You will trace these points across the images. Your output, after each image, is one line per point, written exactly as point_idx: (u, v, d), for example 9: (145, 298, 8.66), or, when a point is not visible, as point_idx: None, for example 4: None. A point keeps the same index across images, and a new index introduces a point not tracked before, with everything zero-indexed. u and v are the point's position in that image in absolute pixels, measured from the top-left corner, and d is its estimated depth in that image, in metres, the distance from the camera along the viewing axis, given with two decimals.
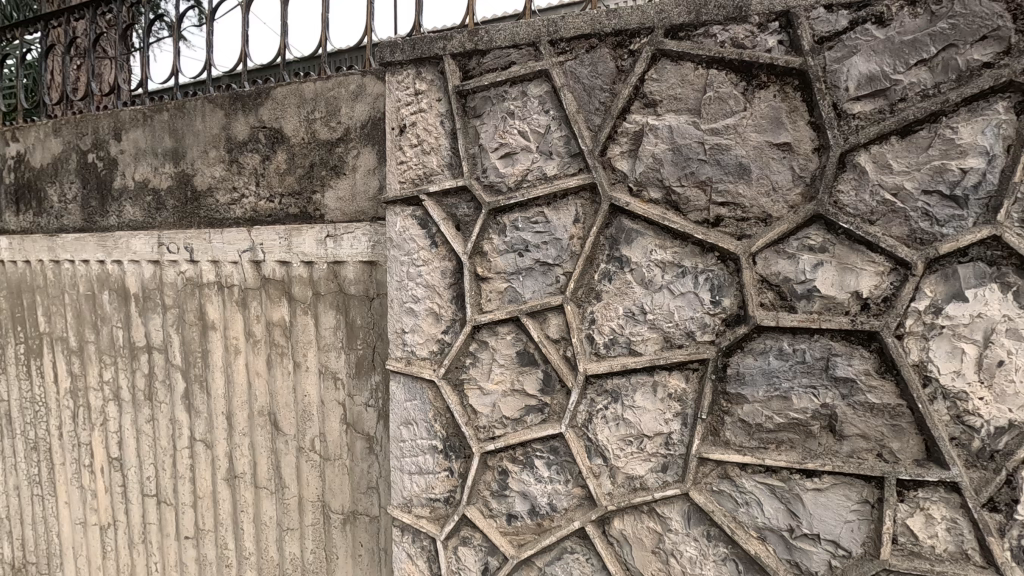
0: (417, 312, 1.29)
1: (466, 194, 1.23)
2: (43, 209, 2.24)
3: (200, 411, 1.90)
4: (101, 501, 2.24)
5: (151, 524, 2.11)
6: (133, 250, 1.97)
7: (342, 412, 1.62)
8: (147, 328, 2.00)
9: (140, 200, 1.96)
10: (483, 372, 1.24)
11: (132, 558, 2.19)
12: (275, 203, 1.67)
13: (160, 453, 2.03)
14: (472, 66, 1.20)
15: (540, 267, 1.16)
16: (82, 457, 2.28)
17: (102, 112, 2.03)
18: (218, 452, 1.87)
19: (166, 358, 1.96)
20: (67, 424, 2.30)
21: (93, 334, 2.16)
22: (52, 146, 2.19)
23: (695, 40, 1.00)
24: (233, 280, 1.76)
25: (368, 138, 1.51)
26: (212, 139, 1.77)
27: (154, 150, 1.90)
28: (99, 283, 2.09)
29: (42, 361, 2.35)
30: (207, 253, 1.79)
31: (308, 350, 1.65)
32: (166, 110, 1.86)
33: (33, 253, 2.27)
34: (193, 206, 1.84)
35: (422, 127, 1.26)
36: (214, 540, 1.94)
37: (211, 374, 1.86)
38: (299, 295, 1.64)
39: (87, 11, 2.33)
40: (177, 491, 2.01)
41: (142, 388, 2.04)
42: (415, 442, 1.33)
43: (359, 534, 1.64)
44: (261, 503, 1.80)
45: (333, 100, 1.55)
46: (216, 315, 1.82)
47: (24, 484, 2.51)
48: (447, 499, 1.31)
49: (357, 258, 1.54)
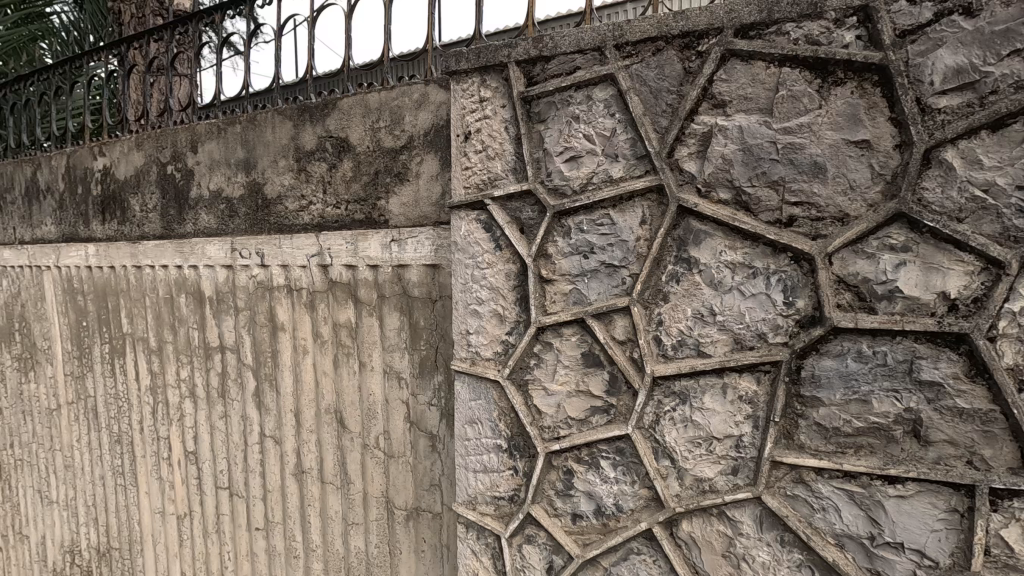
0: (482, 313, 1.33)
1: (530, 198, 1.25)
2: (126, 218, 2.40)
3: (270, 408, 2.00)
4: (178, 492, 2.39)
5: (224, 515, 2.22)
6: (208, 255, 2.09)
7: (406, 411, 1.67)
8: (220, 329, 2.11)
9: (214, 208, 2.07)
10: (548, 372, 1.26)
11: (207, 547, 2.32)
12: (341, 209, 1.74)
13: (233, 448, 2.14)
14: (536, 73, 1.22)
15: (605, 269, 1.17)
16: (161, 450, 2.43)
17: (180, 126, 2.17)
18: (287, 448, 1.97)
19: (238, 357, 2.07)
20: (147, 419, 2.46)
21: (171, 335, 2.30)
22: (135, 159, 2.35)
23: (766, 39, 0.99)
24: (302, 283, 1.84)
25: (431, 144, 1.56)
26: (282, 149, 1.86)
27: (227, 161, 2.02)
28: (177, 287, 2.23)
29: (125, 360, 2.52)
30: (278, 258, 1.88)
31: (373, 351, 1.71)
32: (239, 123, 1.96)
33: (118, 259, 2.44)
34: (264, 213, 1.93)
35: (487, 133, 1.29)
36: (283, 532, 2.03)
37: (280, 373, 1.94)
38: (365, 298, 1.71)
39: (167, 33, 2.50)
40: (248, 484, 2.12)
41: (216, 386, 2.16)
42: (480, 440, 1.36)
43: (423, 531, 1.68)
44: (328, 497, 1.88)
45: (396, 109, 1.61)
46: (286, 317, 1.91)
47: (109, 475, 2.70)
48: (511, 498, 1.33)
49: (420, 261, 1.59)
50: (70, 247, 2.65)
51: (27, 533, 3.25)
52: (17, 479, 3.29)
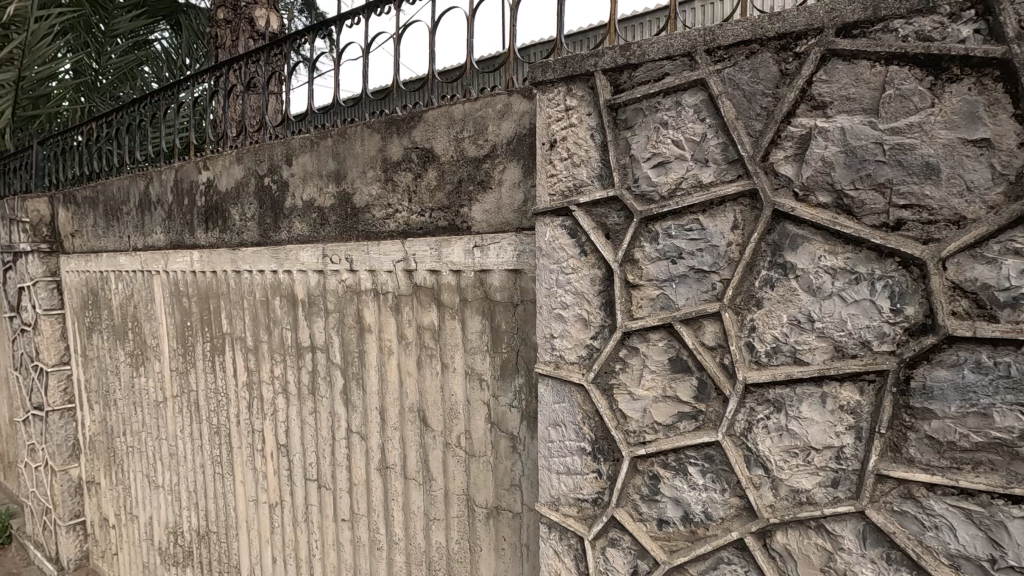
0: (566, 318, 1.35)
1: (616, 203, 1.27)
2: (227, 226, 2.61)
3: (356, 405, 2.11)
4: (270, 482, 2.55)
5: (313, 506, 2.36)
6: (301, 261, 2.23)
7: (487, 411, 1.72)
8: (311, 330, 2.25)
9: (307, 216, 2.21)
10: (633, 377, 1.26)
11: (296, 535, 2.46)
12: (426, 217, 1.82)
13: (321, 442, 2.28)
14: (623, 80, 1.24)
15: (695, 274, 1.16)
16: (256, 443, 2.61)
17: (276, 141, 2.33)
18: (372, 443, 2.07)
19: (328, 356, 2.20)
20: (243, 413, 2.66)
21: (266, 335, 2.47)
22: (235, 172, 2.55)
23: (871, 37, 0.96)
24: (388, 287, 1.94)
25: (514, 153, 1.60)
26: (371, 160, 1.97)
27: (319, 172, 2.15)
28: (272, 290, 2.40)
29: (224, 357, 2.74)
30: (366, 264, 1.99)
31: (455, 352, 1.78)
32: (330, 137, 2.09)
33: (219, 264, 2.65)
34: (353, 221, 2.04)
35: (573, 141, 1.32)
36: (367, 524, 2.14)
37: (367, 372, 2.05)
38: (448, 302, 1.77)
39: (265, 55, 2.71)
40: (335, 477, 2.24)
41: (307, 383, 2.30)
42: (563, 443, 1.38)
43: (503, 529, 1.72)
44: (411, 493, 1.96)
45: (480, 119, 1.67)
46: (373, 319, 2.01)
47: (208, 464, 2.93)
48: (595, 500, 1.35)
49: (502, 266, 1.63)
50: (177, 253, 2.90)
51: (137, 513, 3.58)
52: (129, 464, 3.64)
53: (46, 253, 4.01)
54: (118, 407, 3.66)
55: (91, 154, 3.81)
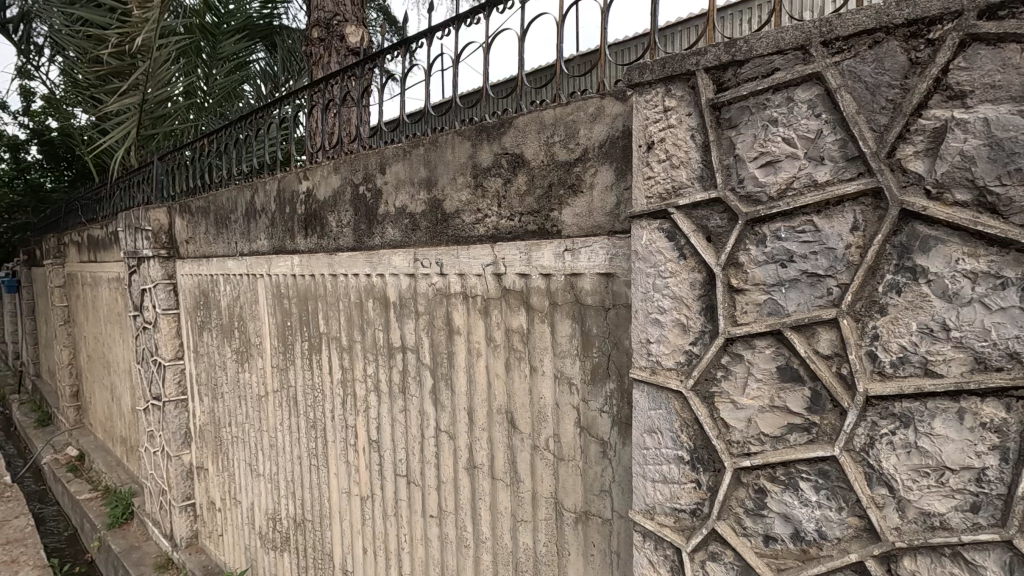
0: (663, 323, 1.32)
1: (719, 206, 1.23)
2: (325, 232, 2.77)
3: (445, 405, 2.17)
4: (363, 475, 2.68)
5: (402, 501, 2.45)
6: (394, 265, 2.33)
7: (576, 416, 1.72)
8: (402, 331, 2.35)
9: (399, 222, 2.31)
10: (737, 385, 1.21)
11: (386, 528, 2.56)
12: (515, 221, 1.84)
13: (411, 439, 2.36)
14: (727, 78, 1.20)
15: (807, 278, 1.10)
16: (349, 437, 2.75)
17: (371, 151, 2.45)
18: (460, 443, 2.11)
19: (418, 357, 2.28)
20: (337, 408, 2.81)
21: (360, 335, 2.60)
22: (332, 181, 2.70)
23: (1021, 18, 0.88)
24: (478, 291, 1.98)
25: (606, 156, 1.59)
26: (461, 166, 2.02)
27: (411, 179, 2.23)
28: (366, 293, 2.52)
29: (320, 356, 2.90)
30: (456, 267, 2.04)
31: (545, 356, 1.78)
32: (423, 145, 2.17)
33: (317, 268, 2.82)
34: (443, 226, 2.11)
35: (672, 142, 1.28)
36: (454, 521, 2.19)
37: (456, 373, 2.10)
38: (537, 305, 1.79)
39: (361, 69, 2.87)
40: (424, 474, 2.31)
41: (398, 382, 2.40)
42: (659, 450, 1.35)
43: (592, 535, 1.71)
44: (498, 493, 1.98)
45: (571, 123, 1.67)
46: (462, 322, 2.06)
47: (305, 455, 3.11)
48: (693, 512, 1.30)
49: (594, 270, 1.63)
50: (280, 258, 3.12)
51: (240, 499, 3.88)
52: (233, 452, 3.94)
53: (165, 259, 4.44)
54: (224, 399, 3.98)
55: (203, 167, 4.17)
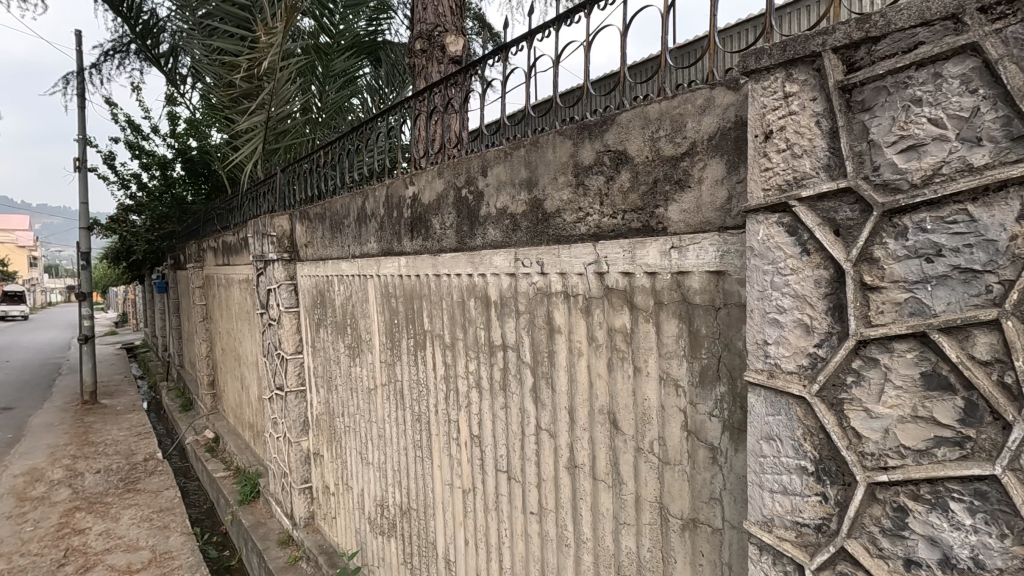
0: (783, 323, 1.23)
1: (849, 196, 1.13)
2: (429, 234, 2.90)
3: (546, 403, 2.19)
4: (465, 469, 2.76)
5: (503, 495, 2.50)
6: (495, 265, 2.38)
7: (683, 419, 1.66)
8: (503, 329, 2.39)
9: (500, 223, 2.36)
10: (871, 392, 1.11)
11: (487, 521, 2.63)
12: (618, 219, 1.82)
13: (512, 435, 2.40)
14: (859, 57, 1.11)
15: (960, 275, 0.98)
16: (452, 431, 2.85)
17: (473, 155, 2.52)
18: (561, 441, 2.11)
19: (519, 355, 2.31)
20: (441, 403, 2.92)
21: (462, 333, 2.69)
22: (436, 185, 2.82)
23: None
24: (579, 289, 1.97)
25: (716, 149, 1.53)
26: (563, 166, 2.02)
27: (512, 181, 2.27)
28: (468, 292, 2.60)
29: (425, 352, 3.03)
30: (557, 267, 2.05)
31: (650, 356, 1.74)
32: (523, 146, 2.20)
33: (422, 269, 2.95)
34: (544, 225, 2.12)
35: (793, 130, 1.20)
36: (555, 519, 2.19)
37: (557, 372, 2.11)
38: (642, 304, 1.75)
39: (462, 76, 2.97)
40: (524, 470, 2.34)
41: (499, 379, 2.45)
42: (779, 459, 1.27)
43: (701, 544, 1.64)
44: (600, 494, 1.96)
45: (678, 117, 1.61)
46: (563, 321, 2.06)
47: (410, 447, 3.28)
48: (818, 527, 1.21)
49: (703, 268, 1.56)
50: (388, 259, 3.31)
51: (352, 484, 4.15)
52: (346, 441, 4.23)
53: (287, 261, 4.87)
54: (338, 391, 4.28)
55: (318, 176, 4.52)
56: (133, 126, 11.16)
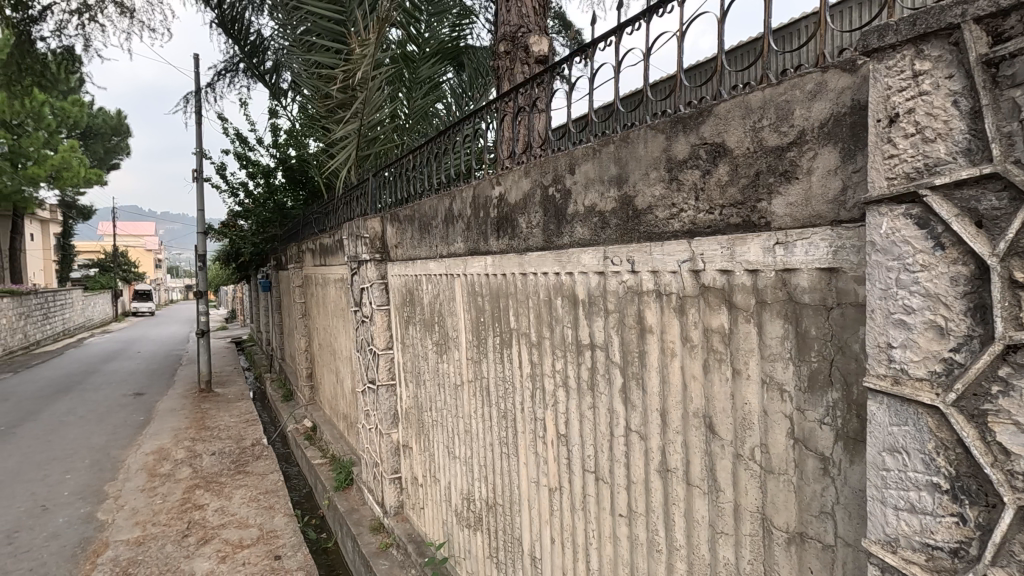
0: (911, 325, 1.12)
1: (994, 183, 1.01)
2: (516, 234, 2.93)
3: (636, 405, 2.14)
4: (551, 467, 2.76)
5: (590, 496, 2.47)
6: (583, 263, 2.36)
7: (789, 426, 1.56)
8: (592, 329, 2.37)
9: (589, 221, 2.33)
10: (1021, 404, 0.99)
11: (574, 521, 2.61)
12: (715, 214, 1.74)
13: (600, 436, 2.37)
14: (1008, 26, 0.98)
15: None
16: (538, 430, 2.86)
17: (560, 153, 2.52)
18: (652, 444, 2.06)
19: (607, 355, 2.28)
20: (527, 401, 2.94)
21: (549, 331, 2.69)
22: (523, 184, 2.84)
23: None
24: (673, 288, 1.91)
25: (828, 136, 1.42)
26: (654, 161, 1.97)
27: (601, 178, 2.24)
28: (555, 291, 2.60)
29: (511, 350, 3.07)
30: (648, 264, 1.99)
31: (750, 359, 1.65)
32: (613, 143, 2.16)
33: (509, 268, 2.99)
34: (634, 223, 2.08)
35: (924, 112, 1.09)
36: (645, 524, 2.14)
37: (648, 373, 2.05)
38: (742, 303, 1.66)
39: (548, 75, 2.97)
40: (613, 472, 2.30)
41: (587, 379, 2.43)
42: (905, 474, 1.16)
43: (810, 560, 1.54)
44: (694, 501, 1.89)
45: (785, 104, 1.52)
46: (655, 321, 2.01)
47: (496, 443, 3.33)
48: (955, 551, 1.10)
49: (812, 265, 1.46)
50: (475, 259, 3.38)
51: (439, 477, 4.29)
52: (434, 435, 4.38)
53: (379, 261, 5.12)
54: (426, 386, 4.43)
55: (407, 180, 4.70)
56: (241, 138, 12.18)
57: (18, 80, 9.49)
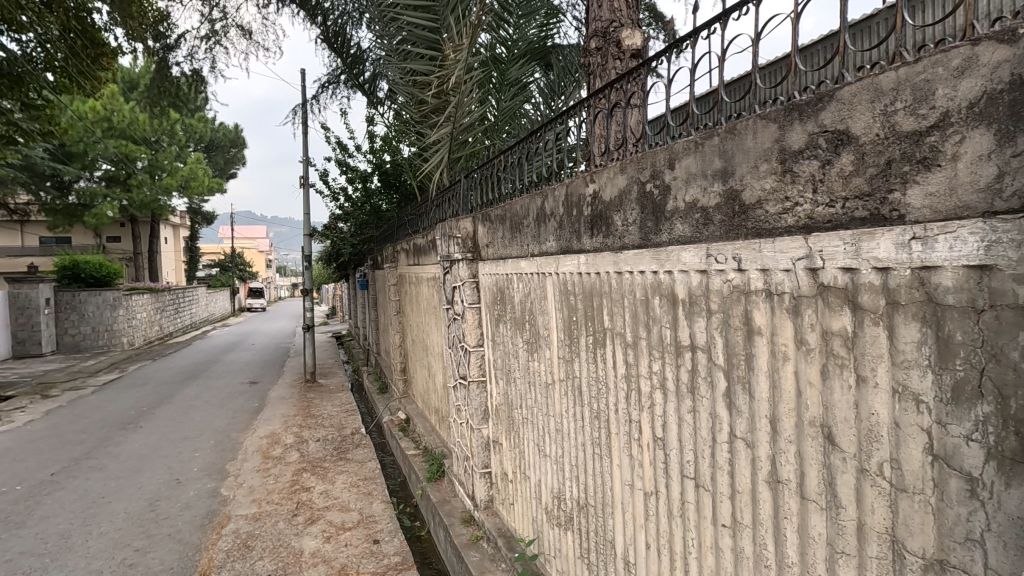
0: None
1: None
2: (610, 232, 2.88)
3: (742, 410, 2.02)
4: (647, 470, 2.69)
5: (690, 504, 2.38)
6: (684, 262, 2.28)
7: (926, 440, 1.40)
8: (693, 329, 2.28)
9: (690, 217, 2.25)
10: None
11: (671, 528, 2.53)
12: (837, 207, 1.61)
13: (701, 442, 2.27)
14: None
15: None
16: (633, 431, 2.80)
17: (659, 148, 2.44)
18: (760, 453, 1.94)
19: (710, 357, 2.18)
20: (621, 402, 2.89)
21: (645, 332, 2.62)
22: (618, 181, 2.79)
23: None
24: (785, 288, 1.79)
25: (979, 117, 1.27)
26: (765, 152, 1.85)
27: (704, 172, 2.15)
28: (653, 290, 2.53)
29: (604, 350, 3.03)
30: (757, 263, 1.88)
31: (879, 365, 1.51)
32: (718, 135, 2.06)
33: (603, 267, 2.95)
34: (741, 218, 1.97)
35: None
36: (752, 536, 2.02)
37: (756, 377, 1.94)
38: (869, 305, 1.52)
39: (643, 69, 2.89)
40: (715, 480, 2.20)
41: (686, 382, 2.34)
42: None
43: None
44: (810, 516, 1.75)
45: (924, 83, 1.38)
46: (764, 322, 1.89)
47: (588, 444, 3.30)
48: None
49: (958, 262, 1.31)
50: (567, 257, 3.37)
51: (528, 474, 4.33)
52: (523, 432, 4.43)
53: (471, 261, 5.25)
54: (516, 383, 4.49)
55: (498, 181, 4.77)
56: (342, 146, 13.00)
57: (158, 101, 10.72)
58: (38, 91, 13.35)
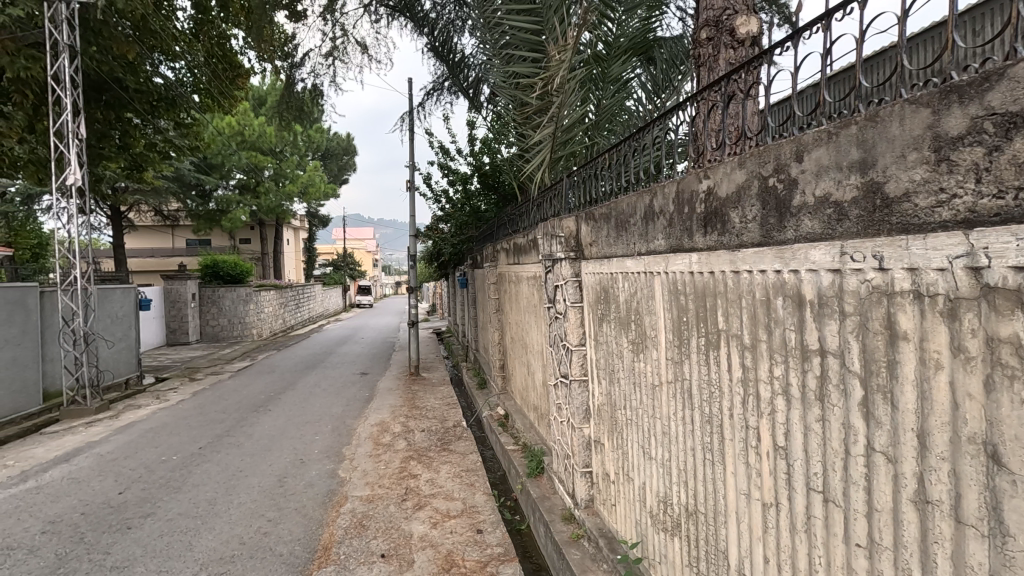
0: None
1: None
2: (727, 229, 2.76)
3: (882, 421, 1.86)
4: (766, 480, 2.55)
5: (817, 519, 2.22)
6: (813, 260, 2.13)
7: None
8: (823, 333, 2.12)
9: (820, 213, 2.10)
10: None
11: (794, 543, 2.38)
12: (1008, 198, 1.44)
13: (831, 454, 2.11)
14: None
15: None
16: (750, 439, 2.66)
17: (784, 140, 2.30)
18: (905, 469, 1.77)
19: (843, 363, 2.02)
20: (737, 407, 2.77)
21: (766, 334, 2.49)
22: (737, 177, 2.67)
23: None
24: (939, 289, 1.62)
25: None
26: (915, 140, 1.69)
27: (839, 164, 2.00)
28: (775, 290, 2.39)
29: (718, 352, 2.91)
30: (903, 261, 1.72)
31: None
32: (856, 123, 1.91)
33: (718, 265, 2.83)
34: (884, 213, 1.81)
35: None
36: (893, 560, 1.85)
37: (900, 387, 1.77)
38: None
39: (763, 57, 2.73)
40: (848, 495, 2.04)
41: (814, 388, 2.19)
42: None
43: None
44: (967, 543, 1.58)
45: None
46: (911, 327, 1.72)
47: (698, 449, 3.19)
48: None
49: None
50: (678, 256, 3.27)
51: (632, 476, 4.26)
52: (627, 433, 4.37)
53: (573, 260, 5.25)
54: (620, 383, 4.43)
55: (601, 179, 4.74)
56: (445, 150, 13.56)
57: (285, 115, 11.82)
58: (190, 113, 15.24)
